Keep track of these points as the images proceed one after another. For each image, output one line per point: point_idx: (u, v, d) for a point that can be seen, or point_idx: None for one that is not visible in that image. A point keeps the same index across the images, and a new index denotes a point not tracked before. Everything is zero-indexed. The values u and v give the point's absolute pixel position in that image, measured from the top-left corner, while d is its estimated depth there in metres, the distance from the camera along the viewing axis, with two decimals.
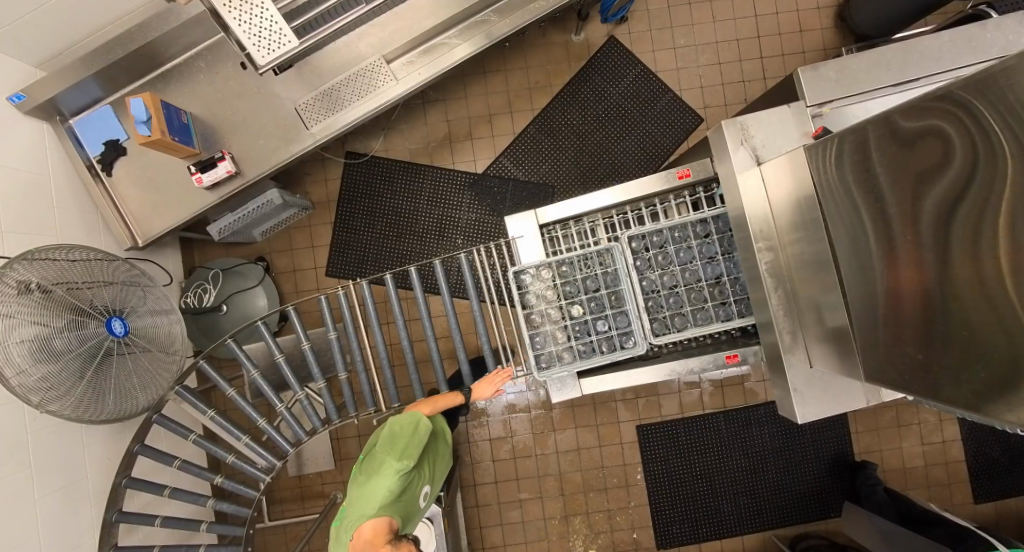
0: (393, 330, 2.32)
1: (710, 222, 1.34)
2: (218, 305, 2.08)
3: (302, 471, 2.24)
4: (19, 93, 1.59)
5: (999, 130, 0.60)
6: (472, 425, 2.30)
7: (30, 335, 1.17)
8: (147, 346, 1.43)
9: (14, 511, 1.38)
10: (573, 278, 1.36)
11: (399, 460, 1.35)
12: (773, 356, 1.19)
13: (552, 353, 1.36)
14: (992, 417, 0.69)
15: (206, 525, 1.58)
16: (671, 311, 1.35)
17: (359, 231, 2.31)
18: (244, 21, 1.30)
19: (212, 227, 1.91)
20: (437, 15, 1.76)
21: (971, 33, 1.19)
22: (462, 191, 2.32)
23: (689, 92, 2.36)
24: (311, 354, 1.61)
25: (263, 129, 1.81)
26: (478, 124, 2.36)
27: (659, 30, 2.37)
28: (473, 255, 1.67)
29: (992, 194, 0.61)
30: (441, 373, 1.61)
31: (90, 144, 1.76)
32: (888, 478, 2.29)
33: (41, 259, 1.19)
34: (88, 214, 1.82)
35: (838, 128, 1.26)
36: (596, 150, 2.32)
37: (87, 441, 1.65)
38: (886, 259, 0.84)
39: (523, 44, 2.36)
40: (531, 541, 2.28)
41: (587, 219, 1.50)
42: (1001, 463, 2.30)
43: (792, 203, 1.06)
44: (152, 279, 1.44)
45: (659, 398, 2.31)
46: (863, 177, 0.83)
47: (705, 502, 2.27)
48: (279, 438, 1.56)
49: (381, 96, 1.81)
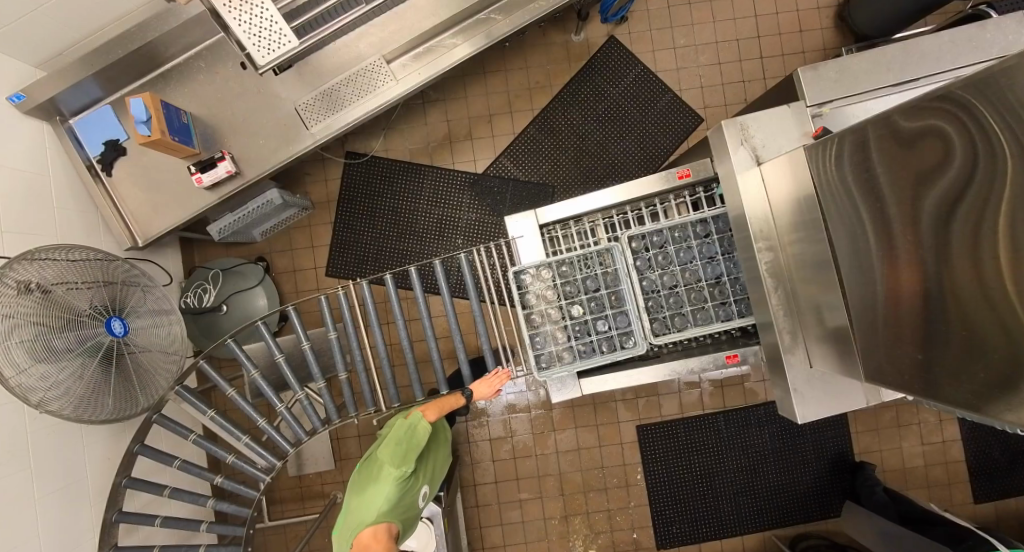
0: (393, 330, 2.32)
1: (710, 222, 1.34)
2: (218, 305, 2.08)
3: (302, 471, 2.24)
4: (19, 93, 1.59)
5: (999, 128, 0.60)
6: (472, 425, 2.31)
7: (30, 334, 1.17)
8: (147, 346, 1.43)
9: (14, 512, 1.37)
10: (573, 278, 1.36)
11: (398, 467, 1.35)
12: (774, 356, 1.19)
13: (552, 353, 1.36)
14: (993, 417, 0.69)
15: (206, 525, 1.58)
16: (671, 311, 1.35)
17: (359, 231, 2.31)
18: (244, 21, 1.30)
19: (212, 227, 1.91)
20: (437, 15, 1.76)
21: (970, 33, 1.19)
22: (462, 191, 2.32)
23: (689, 92, 2.36)
24: (311, 354, 1.61)
25: (263, 129, 1.81)
26: (478, 124, 2.36)
27: (659, 30, 2.37)
28: (473, 255, 1.67)
29: (992, 193, 0.61)
30: (441, 374, 1.61)
31: (90, 144, 1.76)
32: (888, 477, 2.29)
33: (41, 260, 1.19)
34: (88, 215, 1.82)
35: (837, 128, 1.26)
36: (596, 150, 2.32)
37: (87, 440, 1.65)
38: (886, 258, 0.84)
39: (523, 44, 2.36)
40: (531, 541, 2.28)
41: (586, 218, 1.50)
42: (1001, 464, 2.30)
43: (792, 203, 1.06)
44: (152, 279, 1.44)
45: (659, 398, 2.31)
46: (862, 177, 0.83)
47: (704, 502, 2.28)
48: (279, 438, 1.56)
49: (381, 96, 1.81)
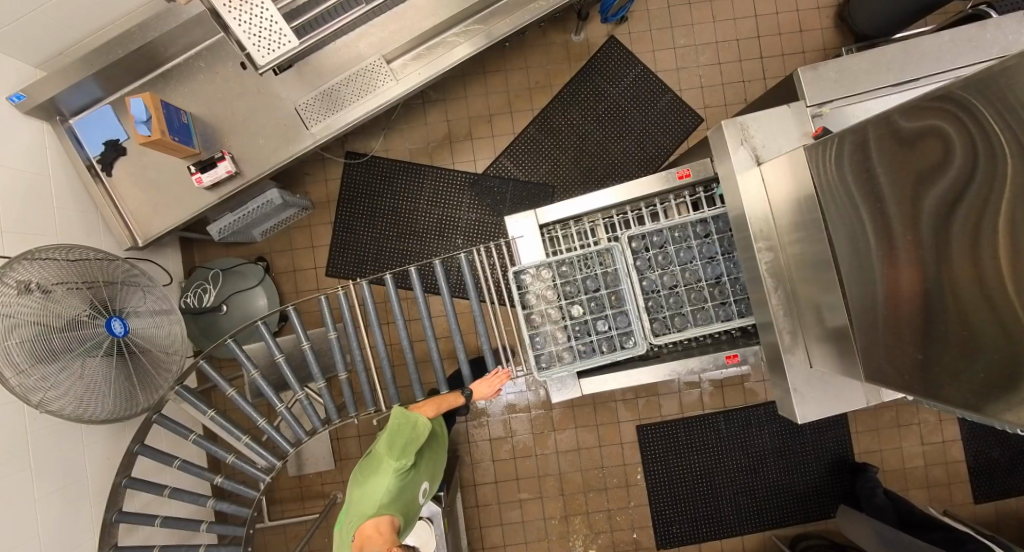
0: (393, 330, 2.32)
1: (711, 221, 1.34)
2: (218, 305, 2.08)
3: (302, 471, 2.24)
4: (19, 93, 1.59)
5: (999, 128, 0.60)
6: (472, 425, 2.31)
7: (30, 334, 1.17)
8: (147, 346, 1.43)
9: (14, 512, 1.37)
10: (573, 278, 1.36)
11: (398, 459, 1.35)
12: (774, 357, 1.19)
13: (552, 353, 1.36)
14: (993, 417, 0.69)
15: (206, 525, 1.58)
16: (671, 311, 1.35)
17: (359, 231, 2.31)
18: (244, 21, 1.30)
19: (212, 227, 1.91)
20: (437, 15, 1.75)
21: (970, 33, 1.19)
22: (462, 190, 2.32)
23: (689, 92, 2.36)
24: (311, 354, 1.61)
25: (263, 129, 1.81)
26: (478, 124, 2.36)
27: (659, 30, 2.37)
28: (473, 255, 1.66)
29: (992, 193, 0.61)
30: (441, 373, 1.62)
31: (90, 144, 1.76)
32: (888, 478, 2.29)
33: (41, 259, 1.19)
34: (88, 215, 1.82)
35: (837, 128, 1.26)
36: (596, 150, 2.32)
37: (87, 441, 1.65)
38: (886, 258, 0.84)
39: (523, 44, 2.36)
40: (531, 541, 2.29)
41: (586, 218, 1.50)
42: (1001, 464, 2.30)
43: (791, 203, 1.06)
44: (152, 279, 1.44)
45: (659, 398, 2.31)
46: (863, 177, 0.83)
47: (704, 502, 2.28)
48: (279, 438, 1.56)
49: (381, 96, 1.81)
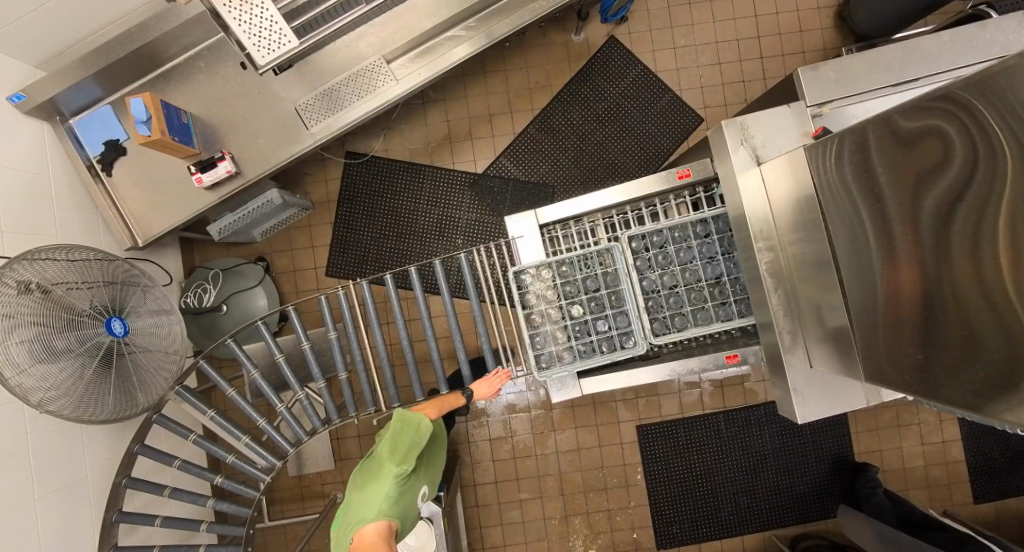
0: (393, 330, 2.33)
1: (711, 222, 1.34)
2: (218, 305, 2.08)
3: (302, 471, 2.24)
4: (19, 93, 1.59)
5: (999, 129, 0.60)
6: (472, 425, 2.31)
7: (30, 335, 1.17)
8: (147, 346, 1.43)
9: (15, 513, 1.37)
10: (573, 278, 1.36)
11: (399, 466, 1.34)
12: (774, 357, 1.19)
13: (552, 353, 1.36)
14: (992, 417, 0.70)
15: (206, 525, 1.58)
16: (671, 311, 1.35)
17: (359, 231, 2.31)
18: (244, 21, 1.30)
19: (212, 227, 1.91)
20: (437, 15, 1.75)
21: (971, 33, 1.19)
22: (462, 190, 2.32)
23: (690, 92, 2.36)
24: (311, 354, 1.61)
25: (264, 129, 1.81)
26: (478, 124, 2.36)
27: (659, 30, 2.37)
28: (473, 255, 1.66)
29: (992, 194, 0.61)
30: (441, 374, 1.61)
31: (90, 144, 1.76)
32: (888, 478, 2.29)
33: (41, 259, 1.18)
34: (88, 215, 1.82)
35: (837, 128, 1.26)
36: (596, 150, 2.32)
37: (86, 441, 1.65)
38: (886, 258, 0.84)
39: (523, 44, 2.36)
40: (531, 541, 2.28)
41: (587, 218, 1.50)
42: (1001, 463, 2.30)
43: (791, 203, 1.06)
44: (152, 279, 1.43)
45: (659, 398, 2.31)
46: (863, 178, 0.83)
47: (705, 502, 2.28)
48: (279, 438, 1.56)
49: (381, 95, 1.81)
